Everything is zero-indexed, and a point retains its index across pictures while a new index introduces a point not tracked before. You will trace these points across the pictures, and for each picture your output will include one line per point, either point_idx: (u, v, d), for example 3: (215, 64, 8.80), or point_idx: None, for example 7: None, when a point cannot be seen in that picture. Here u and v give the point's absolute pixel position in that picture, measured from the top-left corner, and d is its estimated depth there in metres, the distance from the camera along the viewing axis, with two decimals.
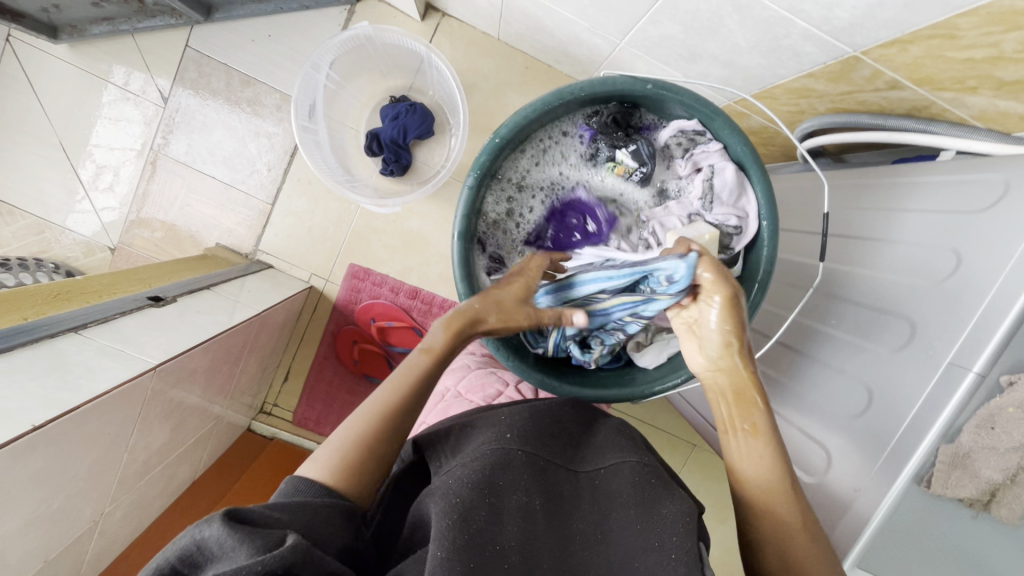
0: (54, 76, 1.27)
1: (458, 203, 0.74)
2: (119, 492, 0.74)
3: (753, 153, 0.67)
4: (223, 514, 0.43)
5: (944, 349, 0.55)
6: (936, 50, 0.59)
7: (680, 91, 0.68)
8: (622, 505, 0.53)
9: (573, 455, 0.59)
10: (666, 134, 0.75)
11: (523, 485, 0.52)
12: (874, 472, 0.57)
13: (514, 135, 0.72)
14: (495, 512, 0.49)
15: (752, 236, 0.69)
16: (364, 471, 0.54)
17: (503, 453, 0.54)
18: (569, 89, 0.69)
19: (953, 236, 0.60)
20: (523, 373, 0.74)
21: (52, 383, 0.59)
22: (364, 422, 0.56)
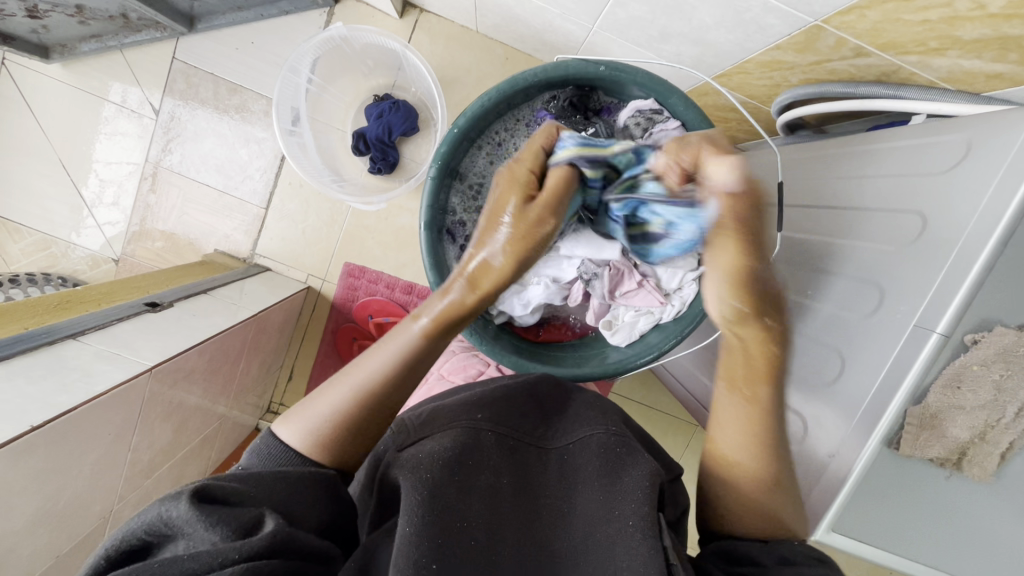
0: (49, 96, 1.30)
1: (423, 195, 0.76)
2: (127, 491, 0.78)
3: (712, 131, 0.70)
4: (190, 493, 0.43)
5: (911, 313, 0.55)
6: (892, 14, 0.59)
7: (634, 70, 0.71)
8: (586, 480, 0.58)
9: (543, 432, 0.63)
10: (625, 116, 0.75)
11: (492, 465, 0.56)
12: (852, 425, 0.57)
13: (471, 124, 0.75)
14: (464, 489, 0.52)
15: None
16: (338, 446, 0.54)
17: (475, 433, 0.58)
18: (524, 74, 0.71)
19: (919, 199, 0.60)
20: (496, 356, 0.76)
21: (50, 386, 0.62)
22: (350, 400, 0.55)
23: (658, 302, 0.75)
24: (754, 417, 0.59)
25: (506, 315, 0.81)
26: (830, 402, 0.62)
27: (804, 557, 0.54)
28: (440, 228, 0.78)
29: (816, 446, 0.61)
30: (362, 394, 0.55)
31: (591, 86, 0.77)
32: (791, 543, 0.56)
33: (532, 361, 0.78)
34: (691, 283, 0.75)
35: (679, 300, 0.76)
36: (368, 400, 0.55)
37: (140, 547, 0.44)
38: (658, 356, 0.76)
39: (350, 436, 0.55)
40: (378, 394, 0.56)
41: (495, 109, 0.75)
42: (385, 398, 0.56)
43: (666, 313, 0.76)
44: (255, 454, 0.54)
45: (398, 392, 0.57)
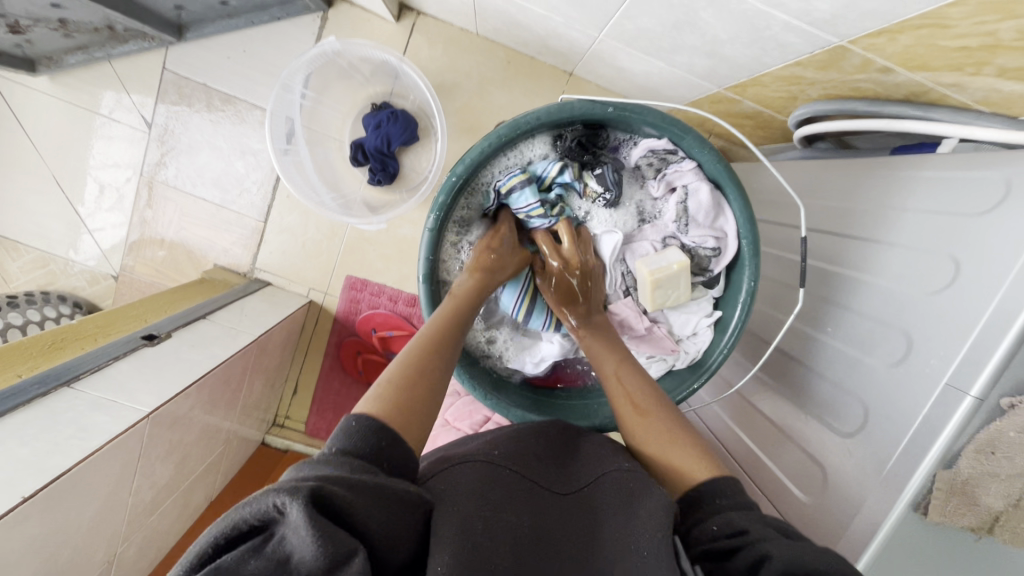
0: (39, 111, 1.27)
1: (420, 246, 0.73)
2: (131, 531, 0.77)
3: (730, 173, 0.65)
4: (307, 494, 0.38)
5: (941, 369, 0.52)
6: (926, 39, 0.54)
7: (643, 111, 0.66)
8: (609, 512, 0.54)
9: (561, 473, 0.60)
10: (638, 155, 0.72)
11: (516, 505, 0.52)
12: (881, 475, 0.54)
13: (471, 171, 0.71)
14: (490, 524, 0.48)
15: (731, 256, 0.70)
16: (404, 399, 0.55)
17: (493, 472, 0.56)
18: (526, 119, 0.67)
19: (951, 242, 0.56)
20: (503, 410, 0.76)
21: (44, 447, 0.60)
22: (409, 351, 0.62)
23: (669, 349, 0.74)
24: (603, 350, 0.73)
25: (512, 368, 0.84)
26: (852, 454, 0.59)
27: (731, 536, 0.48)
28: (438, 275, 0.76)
29: (840, 497, 0.59)
30: (413, 361, 0.60)
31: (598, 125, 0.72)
32: (705, 525, 0.51)
33: (537, 414, 0.76)
34: (706, 329, 0.73)
35: (692, 348, 0.74)
36: (421, 365, 0.60)
37: (242, 536, 0.39)
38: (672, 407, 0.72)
39: (409, 393, 0.56)
40: (428, 362, 0.61)
41: (495, 154, 0.70)
42: (440, 354, 0.63)
43: (679, 360, 0.74)
44: (345, 437, 0.48)
45: (445, 343, 0.65)
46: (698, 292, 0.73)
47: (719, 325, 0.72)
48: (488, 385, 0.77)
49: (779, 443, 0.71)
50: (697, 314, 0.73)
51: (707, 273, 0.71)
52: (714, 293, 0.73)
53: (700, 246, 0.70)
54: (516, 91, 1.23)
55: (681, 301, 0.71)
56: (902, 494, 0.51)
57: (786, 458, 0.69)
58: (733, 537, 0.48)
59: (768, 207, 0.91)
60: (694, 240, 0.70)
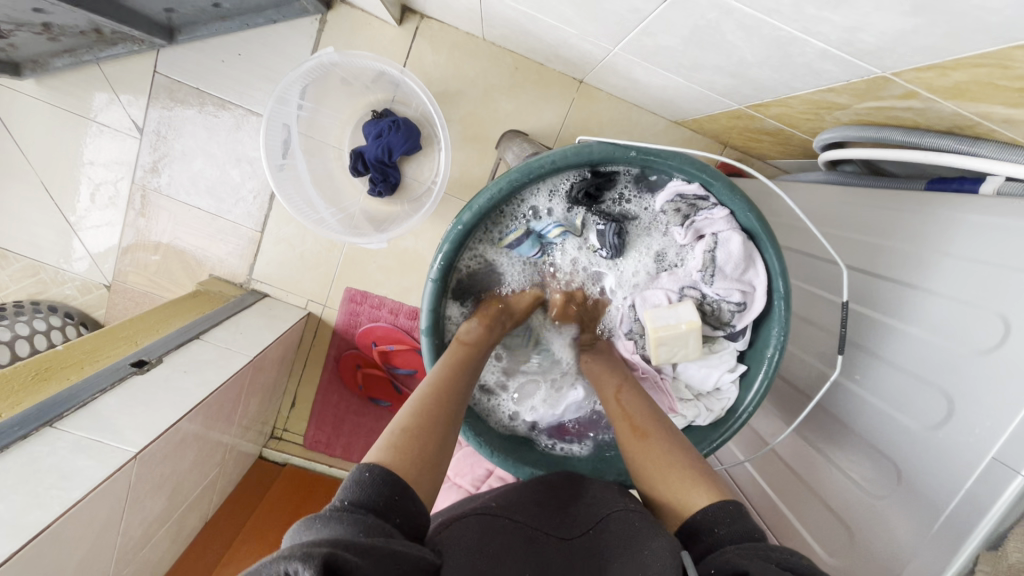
0: (26, 115, 1.22)
1: (422, 298, 0.68)
2: (120, 568, 0.75)
3: (764, 226, 0.61)
4: (324, 559, 0.33)
5: (987, 440, 0.48)
6: (983, 77, 0.49)
7: (669, 155, 0.61)
8: (613, 554, 0.50)
9: (563, 519, 0.57)
10: (663, 200, 0.67)
11: (512, 553, 0.50)
12: (930, 532, 0.50)
13: (478, 218, 0.66)
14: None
15: (759, 312, 0.65)
16: (416, 453, 0.51)
17: (491, 523, 0.53)
18: (540, 163, 0.62)
19: (999, 297, 0.51)
20: (512, 469, 0.72)
21: (24, 499, 0.57)
22: (419, 401, 0.58)
23: (670, 407, 0.70)
24: (608, 376, 0.70)
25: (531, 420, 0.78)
26: (885, 518, 0.56)
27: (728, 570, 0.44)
28: (442, 326, 0.71)
29: (871, 558, 0.56)
30: (426, 407, 0.57)
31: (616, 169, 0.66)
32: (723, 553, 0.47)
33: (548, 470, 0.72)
34: (730, 385, 0.69)
35: (716, 405, 0.70)
36: (433, 411, 0.57)
37: None
38: None
39: (423, 445, 0.53)
40: (439, 407, 0.58)
41: (504, 199, 0.65)
42: (452, 404, 0.60)
43: (699, 418, 0.69)
44: (353, 493, 0.44)
45: (456, 392, 0.61)
46: (718, 345, 0.70)
47: (744, 380, 0.69)
48: (495, 443, 0.72)
49: (804, 498, 0.67)
50: (718, 369, 0.69)
51: (729, 328, 0.67)
52: (738, 346, 0.69)
53: (724, 299, 0.66)
54: (523, 99, 1.18)
55: (690, 357, 0.67)
56: (949, 562, 0.48)
57: (809, 511, 0.65)
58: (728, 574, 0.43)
59: (790, 234, 0.86)
60: (719, 292, 0.65)
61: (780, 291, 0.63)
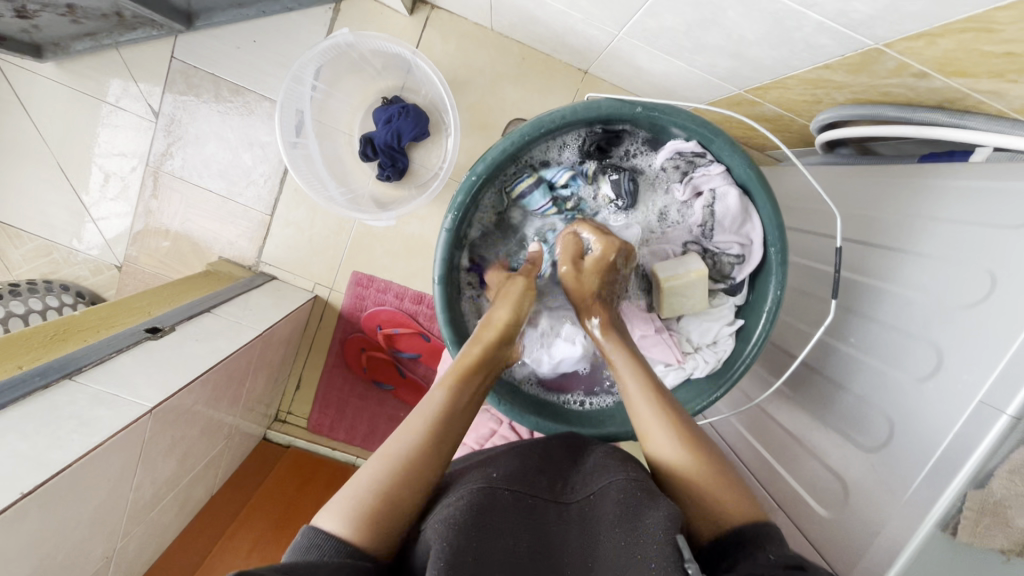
0: (45, 97, 1.25)
1: (437, 247, 0.70)
2: (130, 527, 0.76)
3: (760, 177, 0.63)
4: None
5: (974, 387, 0.50)
6: (969, 43, 0.52)
7: (673, 111, 0.64)
8: (607, 527, 0.50)
9: (559, 487, 0.57)
10: (664, 158, 0.71)
11: (509, 524, 0.50)
12: (904, 498, 0.53)
13: (492, 169, 0.68)
14: (482, 555, 0.46)
15: (755, 265, 0.69)
16: (384, 520, 0.49)
17: (489, 493, 0.52)
18: (551, 117, 0.65)
19: (988, 254, 0.54)
20: (516, 417, 0.73)
21: (44, 442, 0.59)
22: (404, 446, 0.55)
23: (679, 358, 0.71)
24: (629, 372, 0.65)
25: (527, 369, 0.79)
26: (877, 470, 0.58)
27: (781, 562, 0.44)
28: (455, 277, 0.73)
29: (861, 513, 0.58)
30: (406, 462, 0.53)
31: (624, 126, 0.69)
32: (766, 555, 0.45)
33: (552, 423, 0.73)
34: (727, 338, 0.71)
35: (712, 357, 0.71)
36: (416, 460, 0.54)
37: None
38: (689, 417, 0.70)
39: (394, 510, 0.50)
40: (420, 454, 0.54)
41: (518, 151, 0.68)
42: (439, 451, 0.56)
43: (697, 369, 0.71)
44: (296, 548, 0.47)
45: (446, 434, 0.57)
46: (718, 300, 0.72)
47: (741, 334, 0.70)
48: (501, 390, 0.74)
49: (800, 460, 0.69)
50: (718, 322, 0.71)
51: (729, 281, 0.71)
52: (736, 300, 0.72)
53: (724, 252, 0.70)
54: (529, 88, 1.21)
55: (695, 309, 0.71)
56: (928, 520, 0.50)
57: (804, 473, 0.67)
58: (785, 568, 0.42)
59: (788, 214, 0.89)
60: (720, 245, 0.70)
61: (773, 240, 0.65)
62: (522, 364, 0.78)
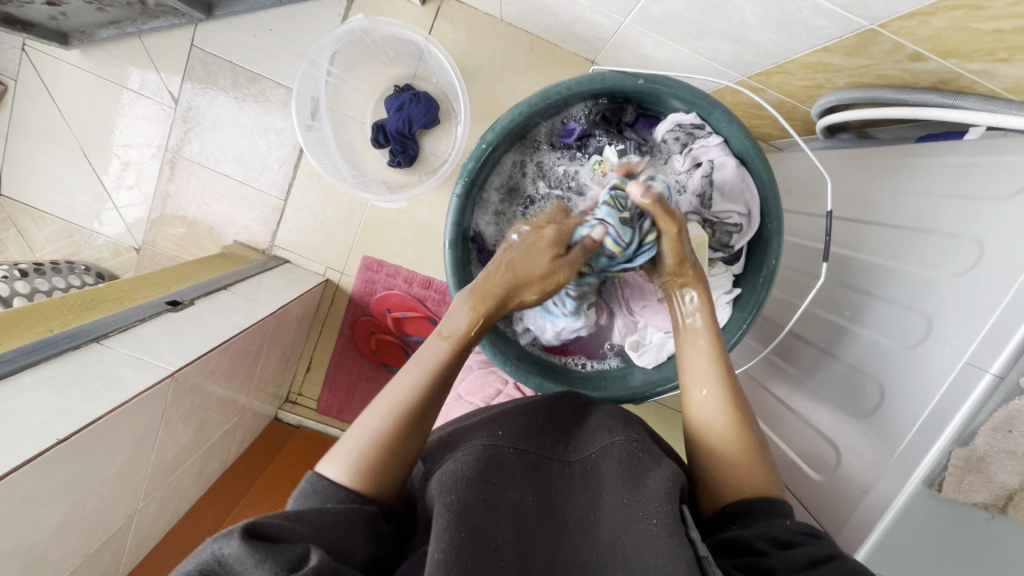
0: (70, 84, 1.29)
1: (447, 212, 0.74)
2: (151, 489, 0.80)
3: (756, 146, 0.68)
4: (243, 528, 0.40)
5: (961, 348, 0.52)
6: (959, 21, 0.54)
7: (672, 84, 0.69)
8: (609, 485, 0.53)
9: (563, 446, 0.59)
10: (664, 130, 0.74)
11: (514, 481, 0.52)
12: (891, 460, 0.54)
13: (500, 138, 0.72)
14: (488, 510, 0.49)
15: (753, 234, 0.71)
16: (383, 473, 0.52)
17: (496, 450, 0.54)
18: (557, 88, 0.69)
19: (976, 225, 0.56)
20: (520, 377, 0.76)
21: (76, 396, 0.62)
22: (392, 411, 0.54)
23: None
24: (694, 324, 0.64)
25: (531, 336, 0.81)
26: (863, 433, 0.60)
27: (796, 534, 0.47)
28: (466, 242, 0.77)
29: (852, 474, 0.60)
30: (395, 424, 0.53)
31: (625, 98, 0.74)
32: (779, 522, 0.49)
33: (555, 385, 0.76)
34: (725, 306, 0.72)
35: None
36: (405, 425, 0.54)
37: None
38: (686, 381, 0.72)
39: (385, 463, 0.52)
40: (411, 420, 0.54)
41: (525, 122, 0.72)
42: (425, 415, 0.55)
43: None
44: (299, 497, 0.50)
45: (438, 396, 0.57)
46: (718, 269, 0.73)
47: (738, 302, 0.72)
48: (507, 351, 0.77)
49: (796, 429, 0.71)
50: (716, 291, 0.72)
51: (729, 249, 0.72)
52: (734, 270, 0.74)
53: (723, 221, 0.71)
54: (537, 77, 1.24)
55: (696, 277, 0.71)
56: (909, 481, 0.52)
57: (801, 443, 0.70)
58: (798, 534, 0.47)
59: (791, 198, 0.91)
60: (718, 214, 0.71)
61: (773, 212, 0.69)
62: (527, 330, 0.80)
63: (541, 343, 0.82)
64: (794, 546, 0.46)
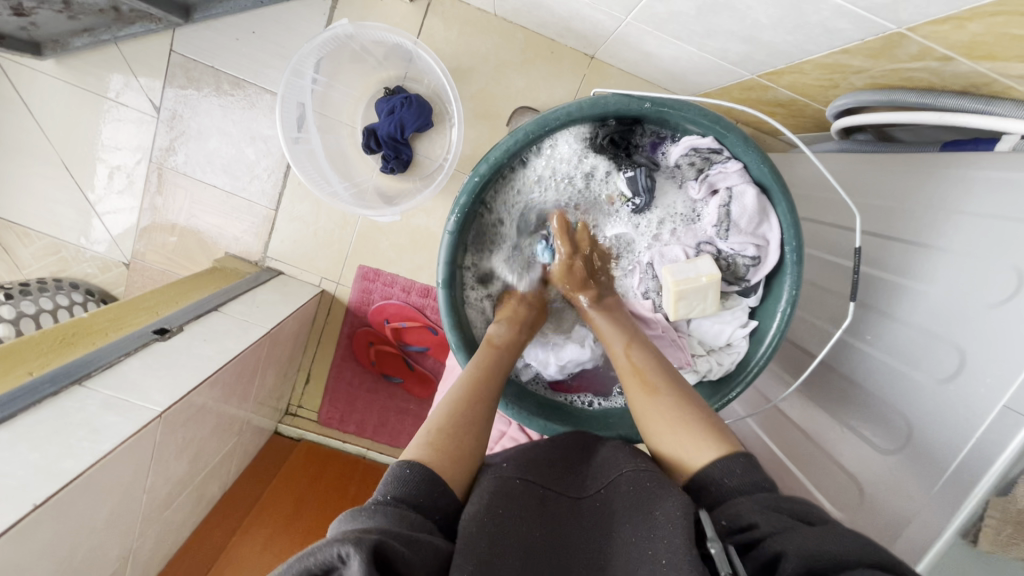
0: (46, 95, 1.24)
1: (439, 250, 0.70)
2: (145, 527, 0.77)
3: (776, 177, 0.63)
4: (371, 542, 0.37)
5: (999, 389, 0.48)
6: (998, 28, 0.49)
7: (682, 107, 0.64)
8: (622, 519, 0.48)
9: (572, 482, 0.56)
10: (678, 154, 0.69)
11: (522, 518, 0.49)
12: (933, 490, 0.51)
13: (494, 170, 0.68)
14: (496, 548, 0.45)
15: (771, 266, 0.67)
16: (455, 459, 0.53)
17: (499, 487, 0.51)
18: (556, 115, 0.64)
19: (1015, 250, 0.52)
20: (523, 420, 0.73)
21: (56, 450, 0.59)
22: (455, 402, 0.59)
23: (685, 362, 0.71)
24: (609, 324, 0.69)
25: (533, 371, 0.79)
26: (893, 470, 0.57)
27: (740, 525, 0.43)
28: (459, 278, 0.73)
29: (879, 511, 0.57)
30: (461, 408, 0.59)
31: (634, 119, 0.69)
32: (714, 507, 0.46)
33: (561, 426, 0.72)
34: (742, 340, 0.71)
35: (726, 360, 0.71)
36: (469, 409, 0.59)
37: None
38: None
39: (457, 446, 0.54)
40: (475, 403, 0.60)
41: (521, 151, 0.67)
42: (485, 402, 0.61)
43: (711, 372, 0.71)
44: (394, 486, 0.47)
45: (492, 389, 0.64)
46: (731, 301, 0.71)
47: (755, 336, 0.70)
48: (509, 393, 0.74)
49: (815, 456, 0.68)
50: (731, 325, 0.70)
51: (742, 282, 0.69)
52: (751, 303, 0.70)
53: (738, 254, 0.68)
54: (533, 75, 1.18)
55: (707, 312, 0.69)
56: (953, 516, 0.48)
57: (823, 473, 0.66)
58: (738, 526, 0.43)
59: (805, 204, 0.86)
60: (734, 246, 0.67)
61: (791, 243, 0.64)
62: (528, 365, 0.79)
63: (545, 378, 0.79)
64: (747, 542, 0.42)
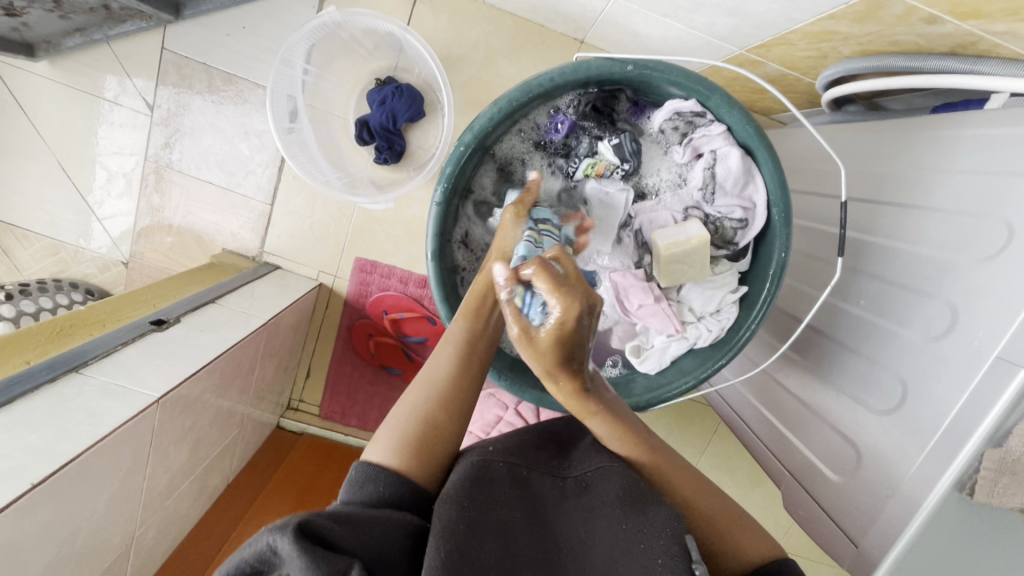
0: (40, 96, 1.25)
1: (428, 222, 0.70)
2: (147, 515, 0.78)
3: (761, 135, 0.63)
4: (296, 526, 0.39)
5: (990, 342, 0.48)
6: None
7: (666, 67, 0.63)
8: (608, 504, 0.49)
9: (559, 461, 0.56)
10: (662, 119, 0.70)
11: (504, 499, 0.49)
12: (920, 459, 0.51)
13: (479, 139, 0.68)
14: (476, 526, 0.45)
15: (759, 228, 0.68)
16: (424, 449, 0.53)
17: (486, 465, 0.52)
18: (538, 81, 0.64)
19: (1004, 204, 0.52)
20: (517, 392, 0.73)
21: (53, 433, 0.60)
22: (426, 389, 0.57)
23: (677, 328, 0.71)
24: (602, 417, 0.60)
25: None
26: (887, 431, 0.57)
27: None
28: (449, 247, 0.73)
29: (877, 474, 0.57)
30: (435, 397, 0.56)
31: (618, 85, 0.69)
32: None
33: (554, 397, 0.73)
34: (731, 306, 0.70)
35: (715, 326, 0.70)
36: (445, 397, 0.57)
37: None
38: (693, 386, 0.70)
39: (425, 437, 0.53)
40: (448, 388, 0.57)
41: (507, 118, 0.68)
42: (458, 386, 0.58)
43: (700, 339, 0.71)
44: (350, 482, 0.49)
45: (470, 367, 0.60)
46: (720, 267, 0.71)
47: (745, 302, 0.70)
48: (503, 364, 0.74)
49: (808, 425, 0.68)
50: (721, 290, 0.70)
51: (733, 246, 0.70)
52: (739, 267, 0.71)
53: (725, 217, 0.69)
54: (524, 62, 1.18)
55: (697, 276, 0.70)
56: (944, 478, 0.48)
57: (817, 441, 0.66)
58: None
59: (797, 178, 0.86)
60: (721, 209, 0.69)
61: (776, 200, 0.65)
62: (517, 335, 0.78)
63: None
64: None
